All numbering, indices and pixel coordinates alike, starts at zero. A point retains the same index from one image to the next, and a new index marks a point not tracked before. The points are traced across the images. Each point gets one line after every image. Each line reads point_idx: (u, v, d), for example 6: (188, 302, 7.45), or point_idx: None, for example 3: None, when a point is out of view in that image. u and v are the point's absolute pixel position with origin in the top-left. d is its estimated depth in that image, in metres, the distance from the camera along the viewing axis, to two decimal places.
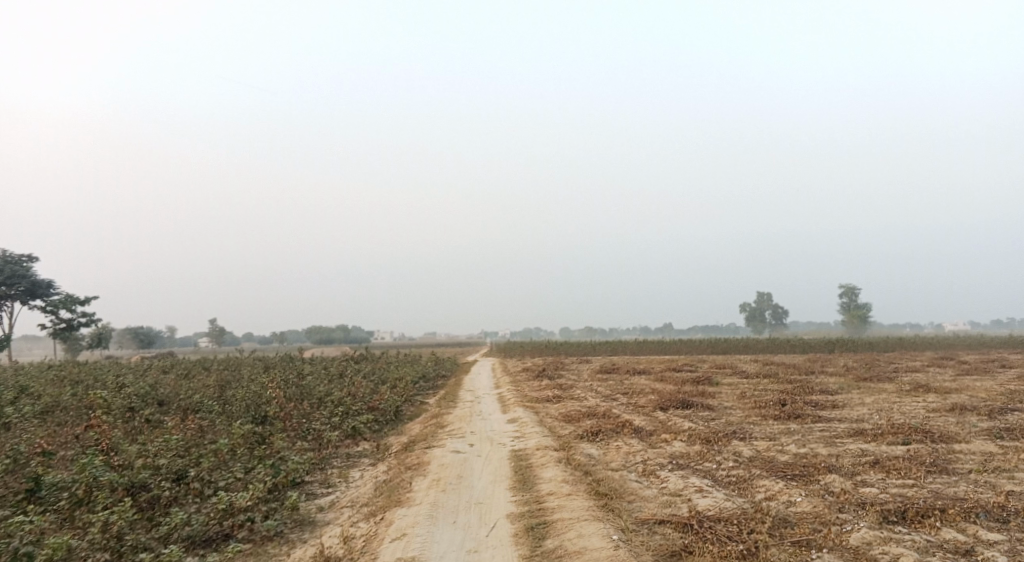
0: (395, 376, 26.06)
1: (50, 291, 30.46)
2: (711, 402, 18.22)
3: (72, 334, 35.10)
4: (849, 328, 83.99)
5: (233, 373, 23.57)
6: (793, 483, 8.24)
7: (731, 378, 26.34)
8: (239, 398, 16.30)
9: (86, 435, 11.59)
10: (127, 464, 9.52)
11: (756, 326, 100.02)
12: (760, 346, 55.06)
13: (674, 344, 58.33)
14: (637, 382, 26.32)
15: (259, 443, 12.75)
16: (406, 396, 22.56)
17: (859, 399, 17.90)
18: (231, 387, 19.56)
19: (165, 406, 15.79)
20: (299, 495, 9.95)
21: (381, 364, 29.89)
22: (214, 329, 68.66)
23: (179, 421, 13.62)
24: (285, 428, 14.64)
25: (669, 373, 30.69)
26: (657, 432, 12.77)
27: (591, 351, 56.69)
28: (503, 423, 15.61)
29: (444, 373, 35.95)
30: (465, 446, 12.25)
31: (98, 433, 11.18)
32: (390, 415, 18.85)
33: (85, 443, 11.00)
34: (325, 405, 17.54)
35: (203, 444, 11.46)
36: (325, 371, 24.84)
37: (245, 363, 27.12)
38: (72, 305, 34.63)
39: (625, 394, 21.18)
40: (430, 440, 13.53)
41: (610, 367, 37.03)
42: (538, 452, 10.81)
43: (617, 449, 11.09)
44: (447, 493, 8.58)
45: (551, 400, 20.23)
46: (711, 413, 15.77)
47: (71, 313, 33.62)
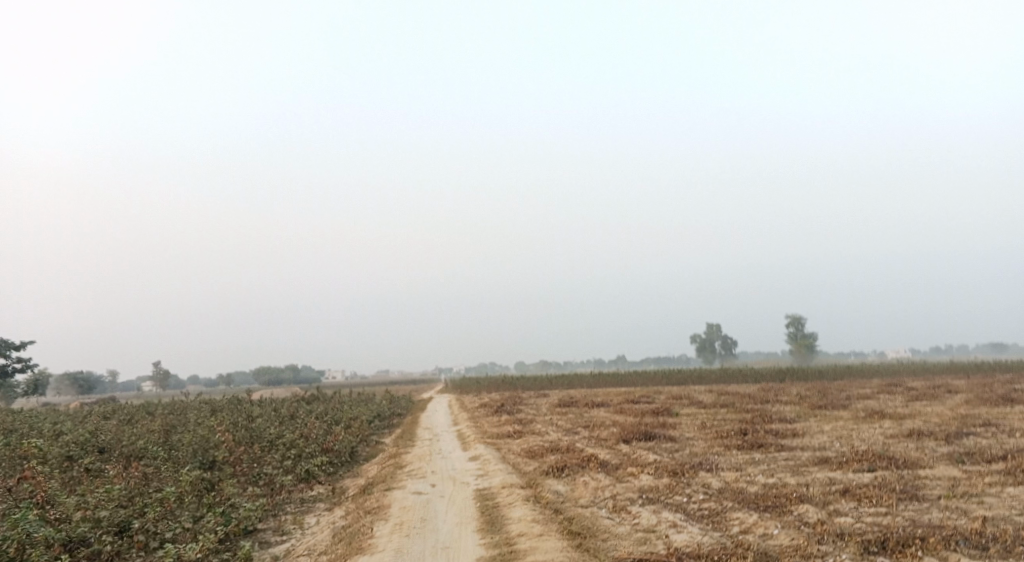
0: (350, 415, 25.20)
1: None
2: (673, 433, 18.15)
3: (5, 380, 32.90)
4: (796, 357, 86.29)
5: (178, 416, 22.38)
6: (767, 514, 8.12)
7: (691, 409, 26.45)
8: (185, 443, 15.37)
9: (15, 487, 10.62)
10: (62, 517, 8.72)
11: (708, 358, 101.85)
12: (714, 377, 55.81)
13: (630, 376, 58.64)
14: (597, 415, 26.16)
15: (207, 490, 11.95)
16: (362, 437, 21.78)
17: (817, 427, 18.13)
18: (176, 431, 18.50)
19: (104, 454, 14.74)
20: (252, 545, 9.28)
21: (335, 403, 28.92)
22: (157, 371, 65.72)
23: (119, 469, 12.69)
24: (235, 473, 13.83)
25: (628, 405, 30.64)
26: (624, 465, 12.55)
27: (548, 385, 56.48)
28: (465, 461, 15.13)
29: (400, 411, 35.06)
30: (428, 487, 11.75)
31: (29, 484, 10.27)
32: (346, 457, 18.10)
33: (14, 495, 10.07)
34: (277, 447, 16.71)
35: (147, 493, 10.65)
36: (276, 412, 23.83)
37: (190, 406, 25.80)
38: (5, 350, 32.50)
39: (587, 427, 20.95)
40: (390, 481, 12.95)
41: (568, 401, 36.75)
42: (505, 490, 10.43)
43: (584, 485, 10.80)
44: (411, 538, 8.11)
45: (512, 436, 19.85)
46: (675, 445, 15.69)
47: (5, 359, 31.54)
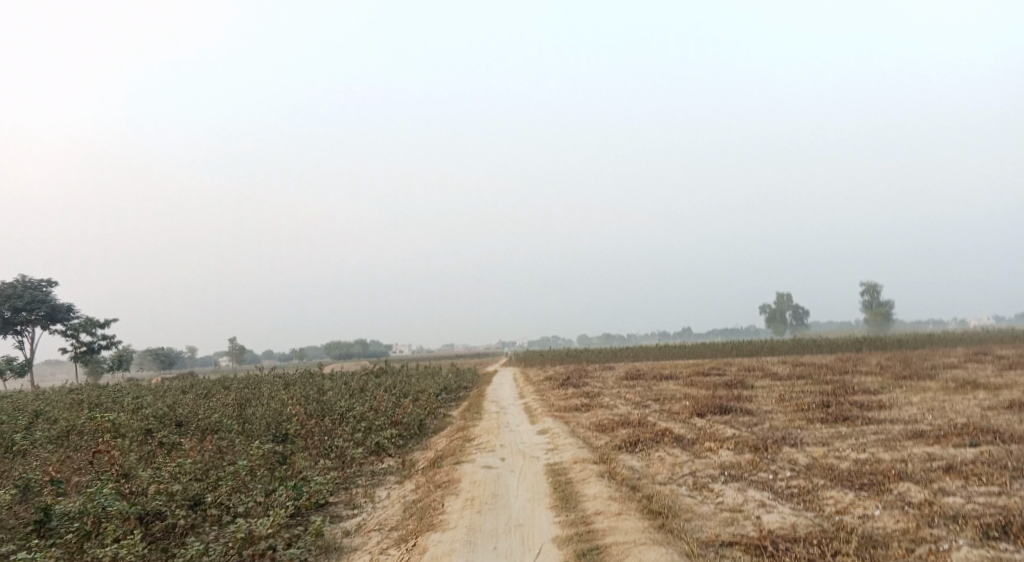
0: (416, 388, 25.44)
1: (70, 314, 30.29)
2: (748, 406, 17.36)
3: (92, 356, 34.93)
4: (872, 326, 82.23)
5: (253, 391, 23.11)
6: (866, 494, 7.45)
7: (765, 381, 25.37)
8: (260, 417, 15.76)
9: (101, 461, 11.08)
10: (139, 492, 8.94)
11: (776, 328, 98.50)
12: (785, 347, 53.72)
13: (696, 348, 57.28)
14: (665, 387, 25.48)
15: (280, 462, 12.17)
16: (429, 410, 21.91)
17: (906, 398, 16.94)
18: (251, 405, 19.05)
19: (184, 427, 15.28)
20: (324, 519, 9.31)
21: (401, 377, 29.31)
22: (234, 347, 68.89)
23: (198, 442, 13.08)
24: (307, 446, 14.06)
25: (696, 377, 29.75)
26: (699, 440, 11.96)
27: (611, 358, 55.91)
28: (533, 435, 14.86)
29: (465, 383, 35.31)
30: (497, 461, 11.52)
31: (112, 458, 10.65)
32: (414, 430, 18.21)
33: (98, 469, 10.45)
34: (347, 421, 16.95)
35: (222, 467, 10.88)
36: (346, 386, 24.30)
37: (265, 381, 26.66)
38: (91, 328, 34.44)
39: (655, 400, 20.36)
40: (459, 455, 12.82)
41: (633, 373, 36.04)
42: (577, 466, 10.07)
43: (660, 460, 10.31)
44: (483, 515, 7.88)
45: (579, 409, 19.49)
46: (751, 418, 14.92)
47: (92, 336, 33.44)
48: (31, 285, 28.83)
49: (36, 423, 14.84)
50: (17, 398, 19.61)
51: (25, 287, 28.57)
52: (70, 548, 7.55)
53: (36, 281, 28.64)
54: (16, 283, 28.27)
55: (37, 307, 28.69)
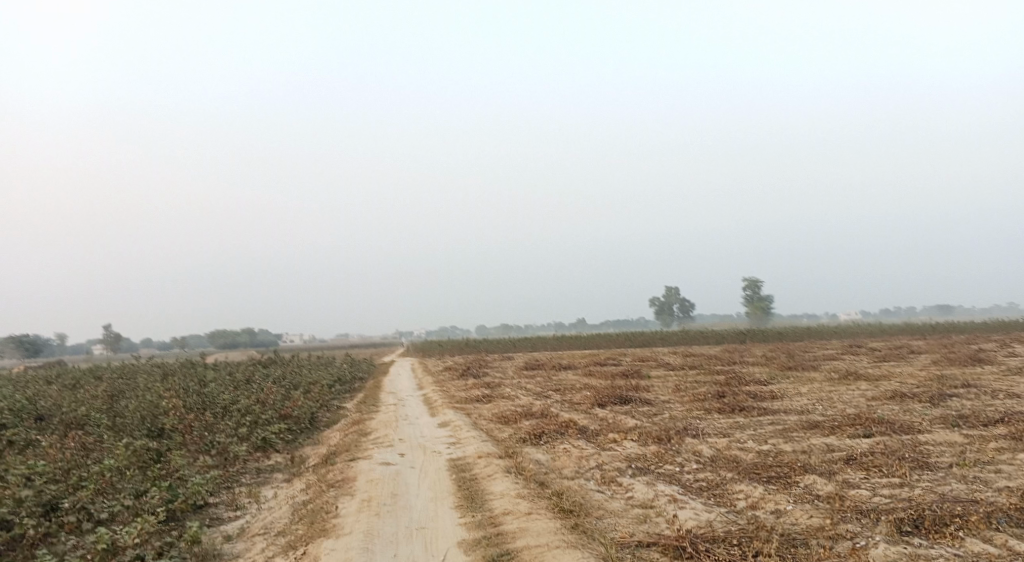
0: (310, 379, 24.09)
1: None
2: (649, 396, 17.65)
3: None
4: (752, 320, 87.83)
5: (125, 381, 20.94)
6: (773, 487, 7.51)
7: (660, 371, 26.14)
8: (129, 410, 14.05)
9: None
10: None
11: (666, 320, 103.19)
12: (675, 338, 56.16)
13: (593, 338, 58.71)
14: (567, 378, 25.65)
15: (150, 460, 10.77)
16: (323, 402, 20.73)
17: (794, 389, 17.82)
18: (122, 396, 17.13)
19: (36, 421, 13.30)
20: (201, 523, 8.21)
21: (294, 367, 27.72)
22: (107, 334, 63.18)
23: (51, 438, 11.35)
24: (184, 442, 12.68)
25: (596, 367, 30.31)
26: (604, 431, 11.87)
27: (511, 348, 56.14)
28: (434, 427, 14.26)
29: (362, 374, 34.03)
30: (396, 456, 10.84)
31: None
32: (306, 424, 17.05)
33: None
34: (231, 414, 15.54)
35: (80, 465, 9.39)
36: (231, 376, 22.55)
37: (141, 370, 24.33)
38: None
39: (558, 391, 20.34)
40: (355, 450, 12.00)
41: (533, 363, 36.18)
42: (482, 461, 9.59)
43: (567, 454, 10.06)
44: (382, 517, 7.23)
45: (481, 400, 19.10)
46: (652, 408, 15.12)
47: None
48: None
49: None
50: None
51: None
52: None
53: None
54: None
55: None
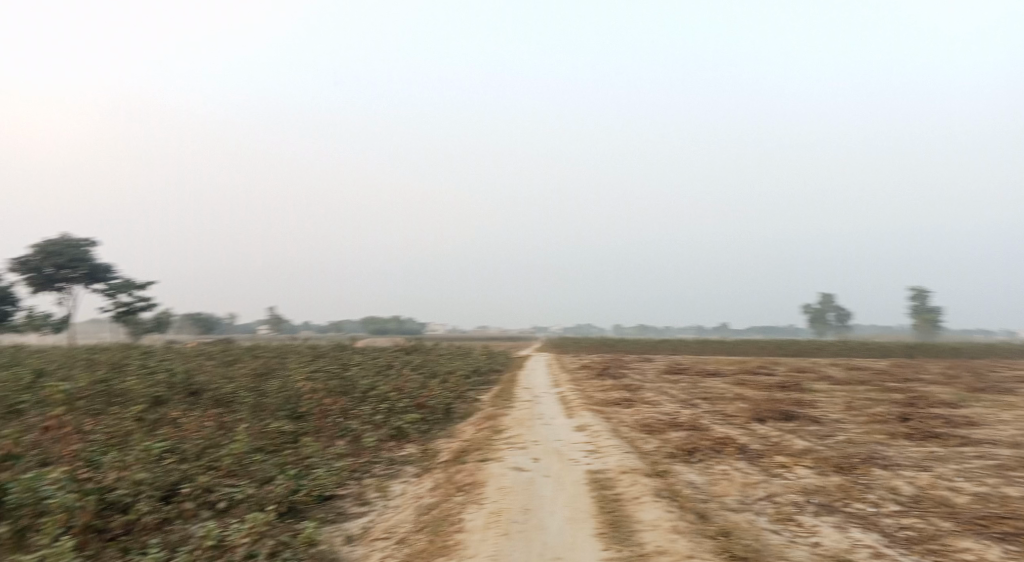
0: (447, 369, 24.04)
1: (109, 274, 33.99)
2: (814, 412, 15.35)
3: (132, 317, 34.75)
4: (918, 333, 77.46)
5: (280, 361, 22.07)
6: (1019, 552, 5.64)
7: (822, 384, 23.15)
8: (273, 391, 14.45)
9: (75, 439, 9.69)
10: (92, 475, 7.27)
11: (818, 328, 94.48)
12: (831, 348, 50.67)
13: (739, 344, 54.73)
14: (713, 385, 23.50)
15: (282, 447, 10.77)
16: (458, 393, 20.47)
17: (1002, 415, 14.67)
18: (272, 376, 17.84)
19: (191, 396, 14.03)
20: (325, 517, 7.77)
21: (434, 356, 28.02)
22: (274, 317, 69.31)
23: (197, 417, 11.75)
24: (320, 427, 12.68)
25: (746, 376, 27.72)
26: (768, 452, 10.15)
27: (650, 350, 53.81)
28: (570, 431, 13.16)
29: (496, 367, 33.74)
30: (529, 463, 9.88)
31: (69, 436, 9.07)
32: (440, 415, 16.72)
33: (62, 441, 8.94)
34: (369, 400, 15.59)
35: (214, 447, 9.47)
36: (374, 362, 23.04)
37: (295, 351, 25.67)
38: (131, 290, 33.98)
39: (705, 399, 18.46)
40: (486, 450, 11.23)
41: (677, 367, 33.99)
42: (626, 479, 8.37)
43: (726, 477, 8.55)
44: (512, 538, 6.28)
45: (621, 404, 17.76)
46: (821, 427, 13.00)
47: (131, 297, 33.01)
48: (75, 243, 32.99)
49: (33, 380, 13.71)
50: (39, 354, 18.86)
51: (69, 245, 32.59)
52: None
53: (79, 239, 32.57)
54: (62, 241, 32.34)
55: (80, 265, 32.51)
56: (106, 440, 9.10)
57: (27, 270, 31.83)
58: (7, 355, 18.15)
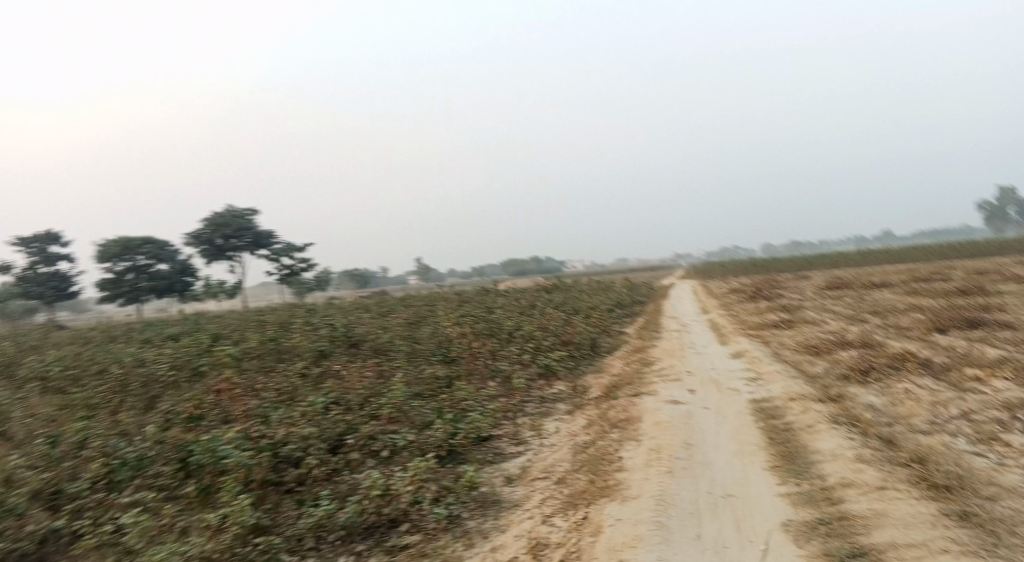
0: (588, 304, 23.81)
1: (269, 240, 37.27)
2: (1011, 312, 13.25)
3: (293, 278, 38.03)
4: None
5: (427, 309, 23.03)
6: None
7: (1018, 284, 20.05)
8: (423, 338, 15.05)
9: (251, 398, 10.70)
10: (264, 431, 7.93)
11: (999, 226, 82.27)
12: (1021, 245, 43.93)
13: (908, 250, 49.13)
14: (882, 297, 21.25)
15: (436, 392, 11.19)
16: (602, 327, 20.21)
17: None
18: (421, 324, 18.63)
19: (350, 348, 15.01)
20: (483, 459, 7.95)
21: (574, 292, 27.89)
22: (419, 267, 72.90)
23: (355, 368, 12.52)
24: (469, 371, 13.04)
25: (921, 284, 24.76)
26: (959, 362, 8.85)
27: (803, 266, 49.95)
28: (725, 359, 12.41)
29: (638, 298, 32.99)
30: (685, 395, 9.40)
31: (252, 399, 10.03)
32: (586, 350, 16.59)
33: (239, 401, 9.90)
34: (514, 341, 15.78)
35: (371, 398, 10.02)
36: (516, 303, 23.31)
37: (440, 298, 26.68)
38: (289, 253, 37.09)
39: (875, 313, 16.69)
40: (637, 384, 10.88)
41: (837, 282, 31.19)
42: (796, 406, 7.64)
43: (912, 395, 7.54)
44: (676, 475, 5.94)
45: (778, 325, 16.55)
46: (1022, 328, 11.18)
47: (291, 260, 36.05)
48: (238, 215, 36.38)
49: (215, 345, 15.33)
50: (222, 320, 21.13)
51: (234, 217, 36.04)
52: (187, 504, 6.77)
53: (241, 211, 35.76)
54: (227, 214, 35.86)
55: (244, 234, 35.97)
56: (281, 399, 9.94)
57: (202, 243, 35.72)
58: (195, 322, 20.52)
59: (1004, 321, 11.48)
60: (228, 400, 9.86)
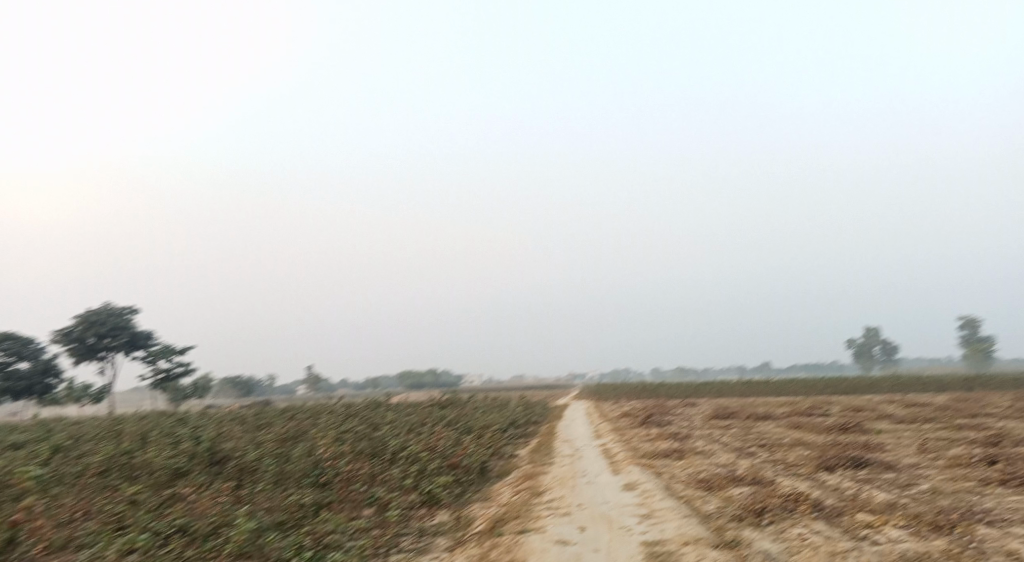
0: (481, 423, 22.78)
1: (148, 341, 34.02)
2: (884, 450, 13.70)
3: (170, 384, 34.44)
4: (968, 365, 70.19)
5: (308, 422, 21.12)
6: None
7: (886, 423, 21.17)
8: (296, 456, 13.50)
9: (70, 526, 8.86)
10: None
11: (864, 364, 89.65)
12: (885, 384, 47.53)
13: (788, 382, 51.94)
14: (767, 430, 21.77)
15: (300, 522, 9.76)
16: (494, 449, 19.21)
17: None
18: (298, 440, 16.89)
19: (212, 466, 13.17)
20: None
21: (467, 409, 26.78)
22: (310, 376, 68.87)
23: (210, 492, 10.84)
24: (342, 498, 11.62)
25: (800, 418, 25.73)
26: (847, 505, 8.73)
27: (693, 393, 51.42)
28: (617, 491, 11.82)
29: (535, 418, 32.26)
30: (575, 533, 8.66)
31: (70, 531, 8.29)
32: (475, 474, 15.52)
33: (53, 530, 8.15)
34: (398, 463, 14.49)
35: (220, 528, 8.56)
36: (406, 419, 21.92)
37: (327, 411, 24.71)
38: (169, 356, 33.87)
39: (761, 447, 16.87)
40: (525, 518, 10.02)
41: (724, 411, 31.96)
42: (691, 553, 7.09)
43: (807, 544, 7.22)
44: None
45: (669, 455, 16.30)
46: (898, 468, 11.42)
47: (170, 363, 32.82)
48: (116, 312, 33.14)
49: (49, 457, 13.05)
50: (66, 427, 18.27)
51: (110, 314, 32.76)
52: None
53: (119, 309, 32.69)
54: (103, 310, 32.58)
55: (119, 333, 32.64)
56: (105, 532, 8.27)
57: (70, 341, 31.84)
58: (35, 429, 17.65)
59: (884, 462, 11.74)
60: (41, 527, 8.10)
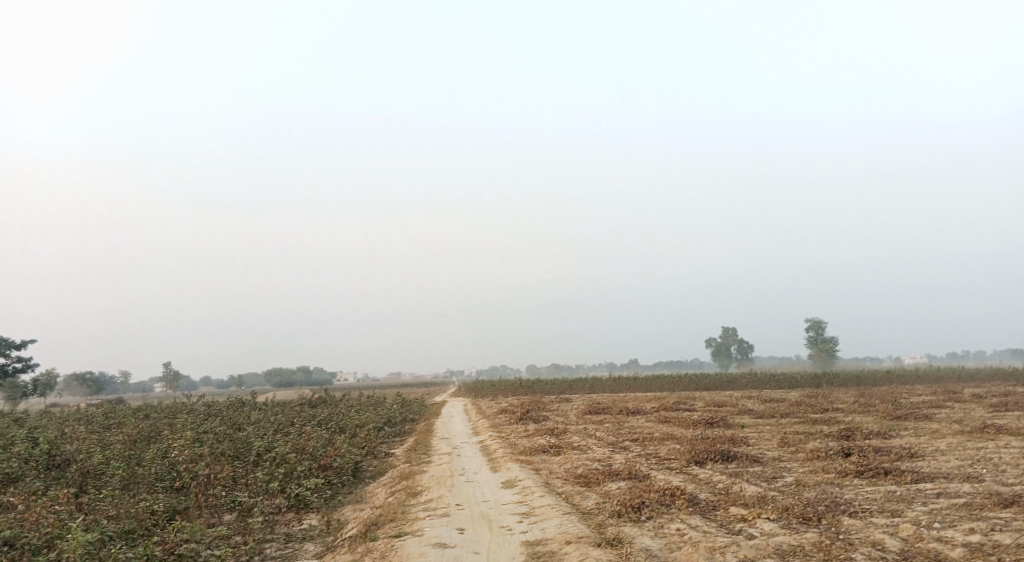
0: (356, 422, 21.78)
1: None
2: (748, 444, 14.58)
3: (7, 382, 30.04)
4: (812, 364, 77.84)
5: (161, 422, 19.13)
6: None
7: (745, 419, 22.74)
8: (148, 458, 12.06)
9: None
10: None
11: (723, 362, 96.95)
12: (743, 381, 51.47)
13: (657, 379, 54.77)
14: (639, 425, 22.61)
15: (148, 533, 8.67)
16: (368, 449, 18.40)
17: (928, 445, 14.48)
18: (147, 442, 15.18)
19: (49, 471, 11.51)
20: None
21: (341, 408, 25.56)
22: (168, 373, 63.17)
23: (41, 501, 9.35)
24: (196, 506, 10.46)
25: (669, 413, 27.09)
26: (719, 498, 9.07)
27: (569, 390, 52.85)
28: (497, 489, 11.61)
29: (411, 416, 31.54)
30: (454, 535, 8.30)
31: None
32: (348, 476, 14.69)
33: None
34: (263, 465, 13.38)
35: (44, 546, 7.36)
36: (274, 419, 20.48)
37: (185, 410, 22.56)
38: (6, 350, 29.55)
39: (634, 441, 17.43)
40: (401, 521, 9.51)
41: (598, 407, 33.00)
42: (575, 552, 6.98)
43: (686, 539, 7.36)
44: None
45: (548, 451, 16.39)
46: (761, 461, 12.15)
47: (7, 359, 28.64)
48: None
49: None
50: None
51: None
52: None
53: None
54: None
55: None
56: None
57: None
58: None
59: (749, 456, 12.43)
60: None
